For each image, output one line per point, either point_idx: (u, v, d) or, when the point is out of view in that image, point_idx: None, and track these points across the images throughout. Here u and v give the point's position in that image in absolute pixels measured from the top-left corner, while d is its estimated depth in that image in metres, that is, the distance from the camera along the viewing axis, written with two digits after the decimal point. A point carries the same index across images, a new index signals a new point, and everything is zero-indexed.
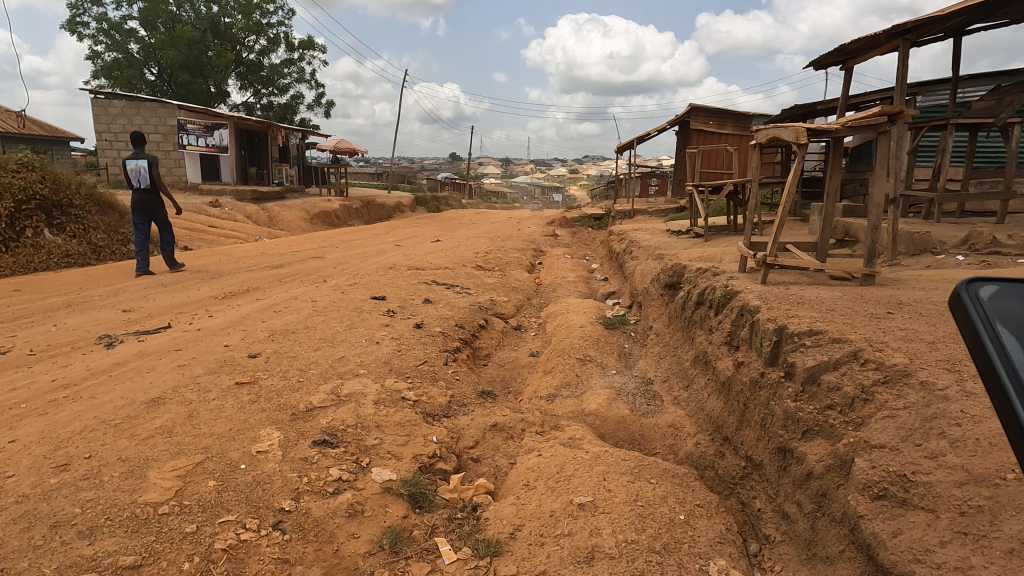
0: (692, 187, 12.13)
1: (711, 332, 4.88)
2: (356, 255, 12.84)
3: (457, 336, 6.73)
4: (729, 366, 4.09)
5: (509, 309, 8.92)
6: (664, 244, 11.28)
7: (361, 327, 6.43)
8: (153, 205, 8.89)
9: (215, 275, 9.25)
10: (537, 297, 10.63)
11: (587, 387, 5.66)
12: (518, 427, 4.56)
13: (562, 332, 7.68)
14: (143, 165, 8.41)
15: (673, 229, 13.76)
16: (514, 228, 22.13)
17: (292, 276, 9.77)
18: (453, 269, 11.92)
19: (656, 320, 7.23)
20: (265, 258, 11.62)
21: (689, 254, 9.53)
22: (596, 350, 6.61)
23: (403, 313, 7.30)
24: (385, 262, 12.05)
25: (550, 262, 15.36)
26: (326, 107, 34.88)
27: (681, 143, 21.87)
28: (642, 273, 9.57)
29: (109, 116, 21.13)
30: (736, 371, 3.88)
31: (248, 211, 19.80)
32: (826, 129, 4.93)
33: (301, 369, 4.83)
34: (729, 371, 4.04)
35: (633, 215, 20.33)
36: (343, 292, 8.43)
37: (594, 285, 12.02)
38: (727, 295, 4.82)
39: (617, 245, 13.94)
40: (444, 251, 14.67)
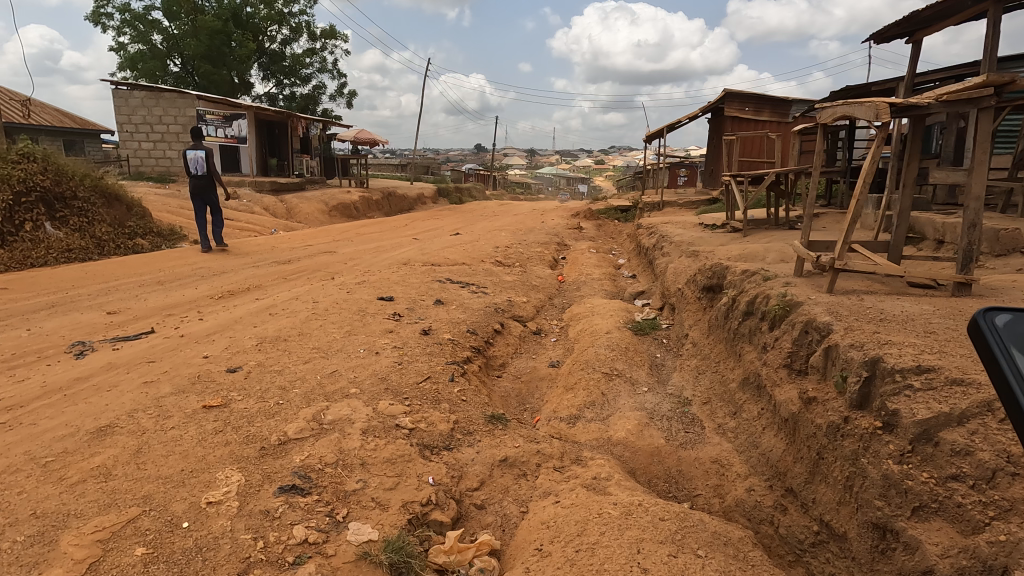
0: (730, 177, 11.15)
1: (765, 351, 4.07)
2: (370, 250, 12.27)
3: (467, 344, 6.04)
4: (794, 399, 3.29)
5: (528, 310, 8.22)
6: (698, 239, 10.38)
7: (360, 333, 5.79)
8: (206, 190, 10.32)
9: (218, 272, 8.75)
10: (559, 296, 9.91)
11: (615, 408, 4.92)
12: (533, 463, 3.85)
13: (585, 339, 6.93)
14: (197, 156, 9.72)
15: (707, 223, 12.80)
16: (538, 220, 21.38)
17: (299, 272, 9.22)
18: (471, 265, 11.25)
19: (693, 327, 6.41)
20: (274, 253, 11.14)
21: (727, 251, 8.63)
22: (625, 362, 5.85)
23: (410, 316, 6.65)
24: (399, 258, 11.44)
25: (574, 257, 14.58)
26: (349, 98, 34.51)
27: (714, 131, 20.74)
28: (673, 273, 8.72)
29: (130, 107, 21.01)
30: (805, 409, 3.09)
31: (266, 203, 19.48)
32: (913, 104, 4.02)
33: (283, 388, 4.20)
34: (794, 405, 3.24)
35: (661, 208, 19.36)
36: (349, 291, 7.83)
37: (621, 282, 11.21)
38: (786, 307, 3.99)
39: (646, 239, 13.07)
40: (463, 245, 14.03)
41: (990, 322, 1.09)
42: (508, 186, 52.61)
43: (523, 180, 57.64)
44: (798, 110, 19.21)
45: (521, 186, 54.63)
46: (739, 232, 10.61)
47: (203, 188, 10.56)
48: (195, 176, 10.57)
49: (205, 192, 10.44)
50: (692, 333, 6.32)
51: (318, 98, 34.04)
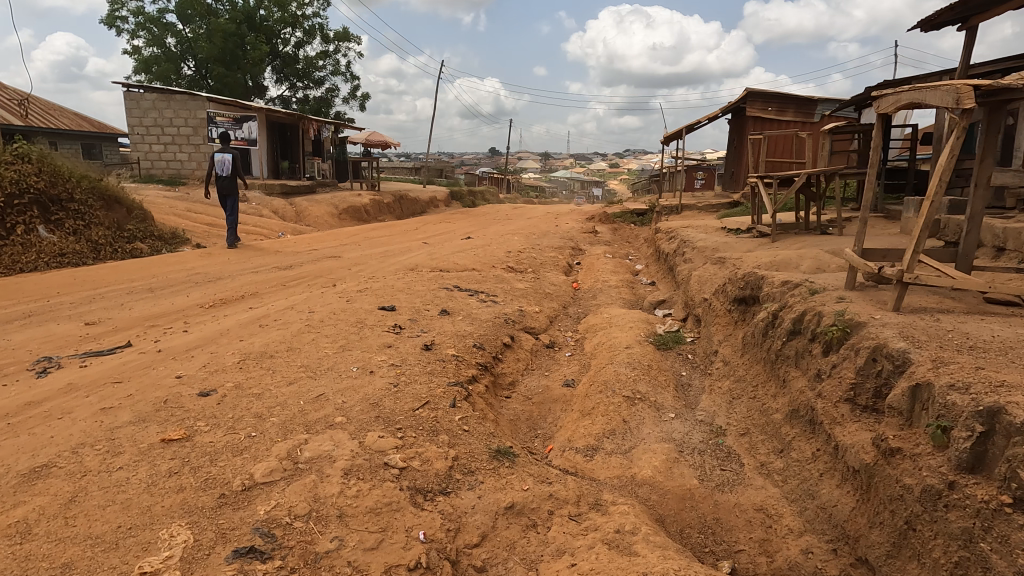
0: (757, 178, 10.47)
1: (820, 380, 3.46)
2: (377, 255, 11.79)
3: (473, 360, 5.49)
4: (867, 447, 2.68)
5: (541, 321, 7.65)
6: (723, 245, 9.73)
7: (355, 349, 5.26)
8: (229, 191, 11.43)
9: (214, 278, 8.32)
10: (574, 305, 9.32)
11: (638, 439, 4.33)
12: (544, 510, 3.27)
13: (603, 354, 6.34)
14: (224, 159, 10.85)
15: (730, 228, 12.11)
16: (552, 224, 20.80)
17: (299, 279, 8.77)
18: (481, 272, 10.71)
19: (723, 343, 5.78)
20: (277, 257, 10.71)
21: (757, 258, 7.96)
22: (648, 383, 5.25)
23: (412, 329, 6.12)
24: (406, 263, 10.96)
25: (589, 263, 13.99)
26: (362, 100, 34.32)
27: (736, 132, 20.00)
28: (697, 282, 8.11)
29: (141, 109, 20.88)
30: (886, 463, 2.49)
31: (275, 206, 19.18)
32: (1000, 87, 3.39)
33: (258, 416, 3.67)
34: (868, 456, 2.64)
35: (680, 211, 18.66)
36: (349, 299, 7.33)
37: (639, 290, 10.59)
38: (846, 329, 3.38)
39: (666, 244, 12.44)
40: (474, 250, 13.49)
41: None
42: (522, 189, 52.08)
43: (537, 183, 57.06)
44: (824, 110, 18.40)
45: (535, 190, 54.13)
46: (767, 238, 9.93)
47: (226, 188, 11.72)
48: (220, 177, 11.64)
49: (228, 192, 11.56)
50: (721, 350, 5.70)
51: (332, 100, 33.88)
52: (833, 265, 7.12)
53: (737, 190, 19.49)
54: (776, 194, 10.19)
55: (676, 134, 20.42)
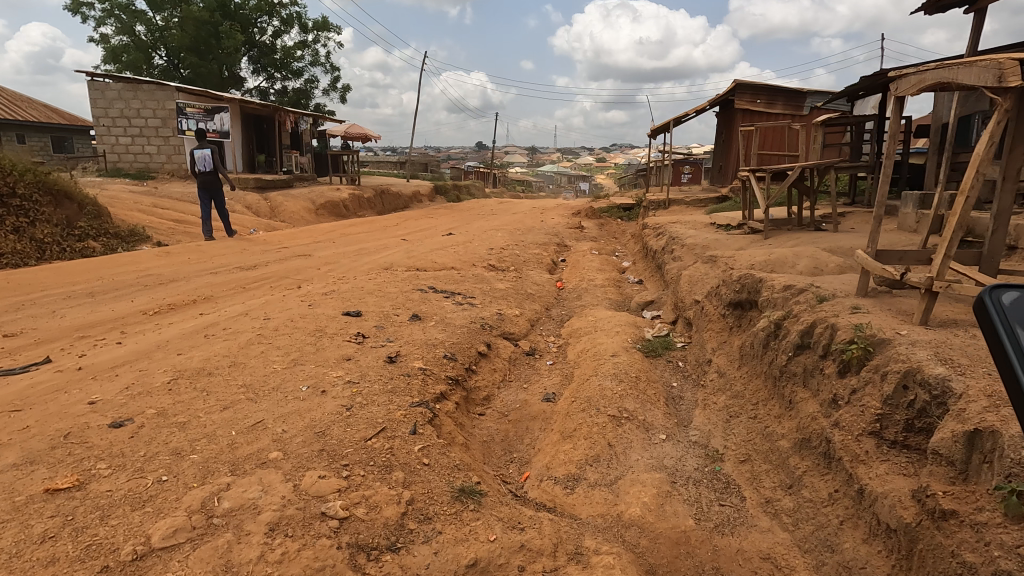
0: (748, 171, 10.01)
1: (837, 407, 2.96)
2: (351, 253, 11.16)
3: (442, 374, 4.94)
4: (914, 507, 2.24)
5: (521, 325, 7.12)
6: (713, 243, 9.26)
7: (309, 364, 4.68)
8: (214, 184, 12.75)
9: (167, 280, 7.66)
10: (558, 306, 8.82)
11: (625, 467, 3.82)
12: (513, 566, 2.74)
13: (587, 363, 5.82)
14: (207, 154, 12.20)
15: (720, 224, 11.66)
16: (537, 220, 20.24)
17: (262, 280, 8.13)
18: (460, 271, 10.13)
19: (717, 353, 5.30)
20: (242, 257, 10.04)
21: (751, 257, 7.49)
22: (636, 397, 4.74)
23: (378, 338, 5.55)
24: (381, 262, 10.35)
25: (574, 260, 13.49)
26: (342, 92, 33.42)
27: (724, 125, 19.58)
28: (687, 283, 7.61)
29: (107, 99, 19.91)
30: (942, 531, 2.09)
31: (249, 201, 18.39)
32: None
33: (175, 453, 3.09)
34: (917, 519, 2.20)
35: (668, 206, 18.22)
36: (312, 303, 6.73)
37: (626, 289, 10.12)
38: (867, 347, 2.88)
39: (654, 241, 11.97)
40: (454, 247, 12.92)
41: (998, 300, 1.12)
42: (509, 184, 51.35)
43: (524, 178, 56.36)
44: (813, 102, 18.01)
45: (522, 184, 53.46)
46: (759, 235, 9.49)
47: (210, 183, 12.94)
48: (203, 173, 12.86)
49: (212, 185, 12.77)
50: (715, 360, 5.20)
51: (311, 92, 32.93)
52: (832, 265, 6.67)
53: (725, 184, 19.08)
54: (769, 188, 9.74)
55: (663, 127, 19.94)
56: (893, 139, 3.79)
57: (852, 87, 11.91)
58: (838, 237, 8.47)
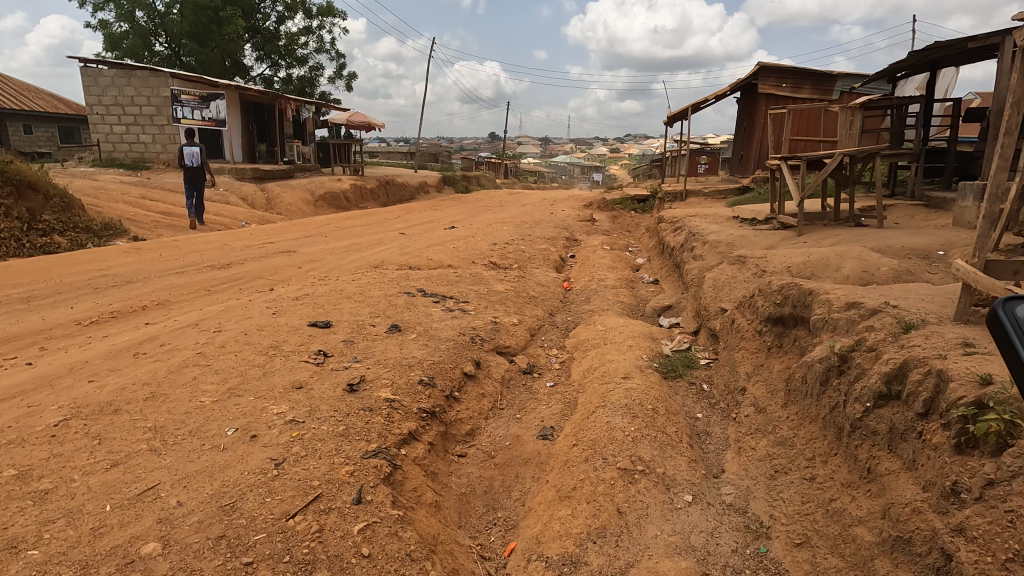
0: (778, 159, 8.93)
1: (958, 502, 2.00)
2: (340, 250, 10.28)
3: (414, 406, 4.02)
4: None
5: (519, 337, 6.17)
6: (739, 240, 8.23)
7: (246, 397, 3.78)
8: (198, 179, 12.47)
9: (122, 282, 6.80)
10: (563, 311, 7.87)
11: (639, 548, 2.90)
12: None
13: (593, 387, 4.87)
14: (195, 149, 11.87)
15: (744, 218, 10.59)
16: (546, 212, 19.25)
17: (231, 282, 7.26)
18: (456, 270, 9.20)
19: (755, 380, 4.33)
20: (219, 253, 9.19)
21: (787, 257, 6.46)
22: (653, 439, 3.79)
23: (342, 357, 4.64)
24: (371, 260, 9.43)
25: (584, 256, 12.51)
26: (348, 81, 32.56)
27: (747, 111, 18.39)
28: (711, 288, 6.61)
29: (100, 86, 19.18)
30: None
31: (244, 193, 17.62)
32: None
33: (6, 547, 2.23)
34: None
35: (685, 197, 17.12)
36: (277, 311, 5.84)
37: (640, 291, 9.12)
38: (1013, 420, 1.92)
39: (671, 236, 10.93)
40: (454, 242, 12.01)
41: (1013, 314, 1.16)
42: (519, 175, 50.22)
43: (535, 168, 55.13)
44: (843, 87, 16.73)
45: (533, 176, 52.37)
46: (792, 231, 8.43)
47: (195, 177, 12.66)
48: (188, 166, 12.51)
49: (197, 180, 12.47)
50: (752, 391, 4.23)
51: (316, 80, 32.06)
52: (885, 269, 5.64)
53: (746, 175, 17.90)
54: (803, 178, 8.65)
55: (680, 114, 18.78)
56: (1017, 108, 2.85)
57: (894, 65, 10.73)
58: (886, 235, 7.41)
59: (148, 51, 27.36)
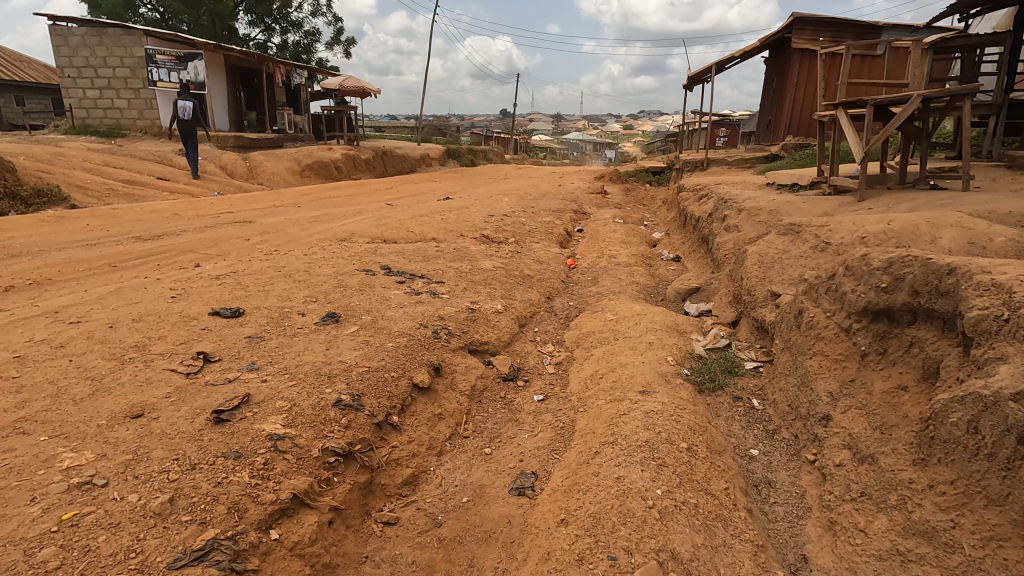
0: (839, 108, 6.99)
1: None
2: (307, 220, 8.84)
3: (316, 446, 2.59)
4: None
5: (502, 329, 4.69)
6: (785, 207, 6.64)
7: (33, 436, 2.35)
8: None
9: (5, 256, 5.40)
10: (565, 294, 6.40)
11: None
12: None
13: (600, 407, 3.41)
14: None
15: (782, 184, 8.95)
16: (553, 184, 17.63)
17: (150, 257, 5.84)
18: (439, 244, 7.72)
19: (845, 407, 2.85)
20: (159, 224, 7.80)
21: (859, 226, 4.90)
22: (690, 512, 2.34)
23: (232, 362, 3.19)
24: (339, 233, 7.98)
25: (593, 230, 10.97)
26: (346, 47, 30.77)
27: (778, 70, 16.49)
28: (755, 265, 5.07)
29: (70, 47, 17.61)
30: None
31: (224, 162, 16.23)
32: None
33: None
34: None
35: (707, 166, 15.41)
36: (179, 294, 4.39)
37: (659, 270, 7.60)
38: None
39: (696, 205, 9.34)
40: (446, 214, 10.51)
41: None
42: (529, 149, 48.29)
43: (545, 142, 53.08)
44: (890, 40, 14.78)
45: (543, 151, 50.46)
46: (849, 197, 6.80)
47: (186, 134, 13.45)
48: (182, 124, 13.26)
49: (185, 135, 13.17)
50: (847, 425, 2.75)
51: (313, 46, 30.33)
52: (1004, 240, 4.08)
53: (775, 142, 16.07)
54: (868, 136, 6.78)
55: (702, 74, 16.92)
56: None
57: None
58: (977, 198, 5.79)
59: (132, 12, 25.70)
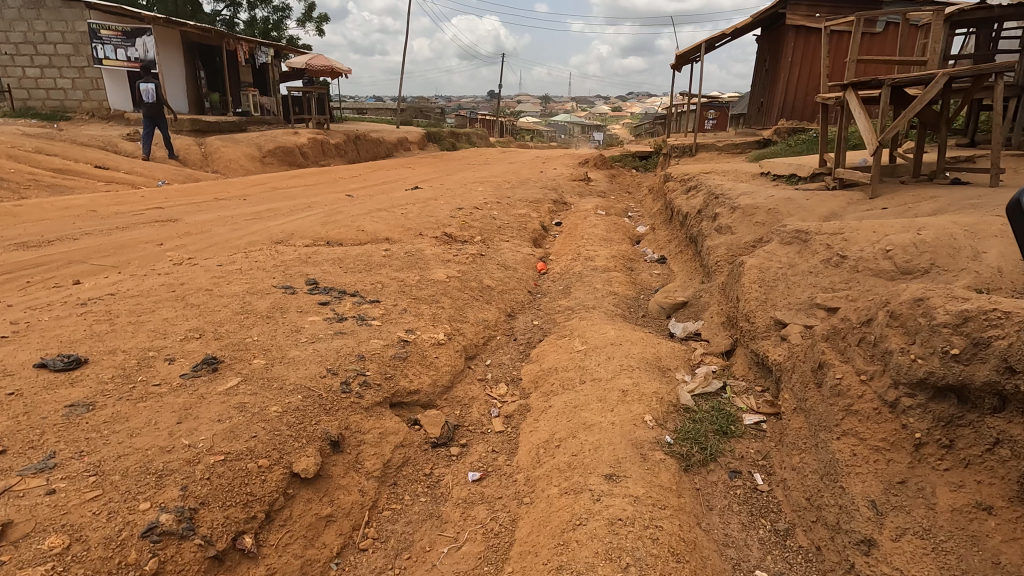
0: (848, 89, 5.99)
1: None
2: (245, 217, 7.78)
3: None
4: None
5: (440, 369, 3.74)
6: (785, 207, 5.72)
7: None
8: None
9: None
10: (529, 309, 5.47)
11: None
12: None
13: (552, 506, 2.52)
14: None
15: (779, 175, 8.02)
16: (534, 171, 16.59)
17: (21, 272, 4.80)
18: (389, 247, 6.72)
19: (897, 531, 1.98)
20: (64, 223, 6.72)
21: (881, 237, 4.00)
22: None
23: (19, 460, 2.26)
24: (276, 233, 6.95)
25: (572, 223, 10.02)
26: (319, 23, 29.19)
27: (772, 49, 15.50)
28: (754, 283, 4.14)
29: (5, 20, 15.96)
30: None
31: (176, 148, 14.97)
32: None
33: None
34: None
35: (695, 152, 14.46)
36: (14, 334, 3.39)
37: (641, 276, 6.68)
38: None
39: (683, 198, 8.42)
40: (408, 207, 9.48)
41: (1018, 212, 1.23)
42: (514, 131, 46.91)
43: (531, 124, 51.68)
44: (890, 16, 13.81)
45: (529, 134, 49.12)
46: (858, 193, 5.90)
47: (154, 113, 13.72)
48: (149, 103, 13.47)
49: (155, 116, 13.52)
50: (903, 567, 1.90)
51: (283, 22, 28.73)
52: None
53: (767, 126, 15.14)
54: (884, 119, 5.73)
55: (691, 53, 15.86)
56: None
57: None
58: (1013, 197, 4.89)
59: None
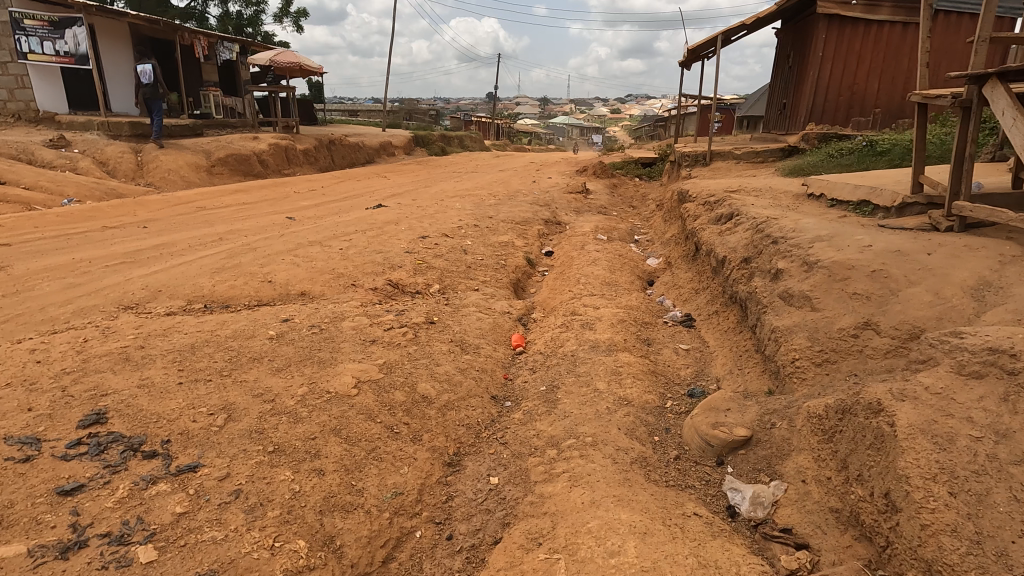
0: (993, 84, 3.84)
1: None
2: (112, 260, 5.63)
3: None
4: None
5: None
6: (898, 268, 3.58)
7: None
8: None
9: None
10: (486, 443, 3.32)
11: None
12: None
13: None
14: None
15: (847, 202, 5.85)
16: (526, 180, 14.42)
17: None
18: (293, 313, 4.57)
19: None
20: None
21: None
22: None
23: None
24: (132, 291, 4.79)
25: (566, 255, 7.90)
26: (296, 18, 27.11)
27: (800, 41, 13.17)
28: (933, 477, 1.96)
29: None
30: None
31: (105, 156, 12.80)
32: None
33: None
34: None
35: (713, 161, 12.32)
36: None
37: (661, 356, 4.54)
38: None
39: (713, 230, 6.25)
40: (355, 237, 7.34)
41: None
42: (511, 133, 44.77)
43: (528, 126, 49.51)
44: None
45: (526, 136, 46.95)
46: (1005, 245, 3.76)
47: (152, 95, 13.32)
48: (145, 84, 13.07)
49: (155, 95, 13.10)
50: None
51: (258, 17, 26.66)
52: None
53: (792, 131, 12.92)
54: None
55: (704, 48, 13.72)
56: None
57: None
58: None
59: None
